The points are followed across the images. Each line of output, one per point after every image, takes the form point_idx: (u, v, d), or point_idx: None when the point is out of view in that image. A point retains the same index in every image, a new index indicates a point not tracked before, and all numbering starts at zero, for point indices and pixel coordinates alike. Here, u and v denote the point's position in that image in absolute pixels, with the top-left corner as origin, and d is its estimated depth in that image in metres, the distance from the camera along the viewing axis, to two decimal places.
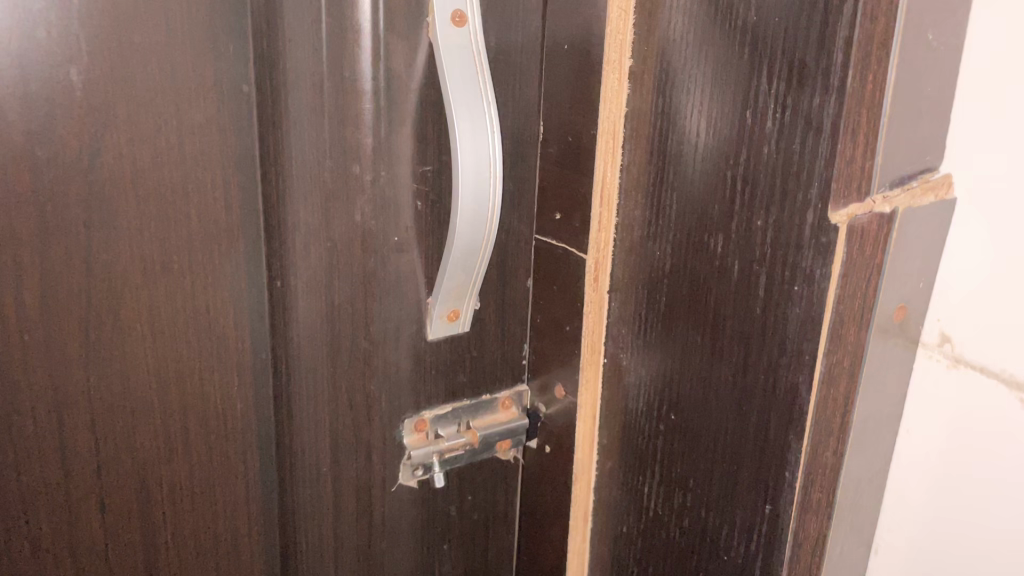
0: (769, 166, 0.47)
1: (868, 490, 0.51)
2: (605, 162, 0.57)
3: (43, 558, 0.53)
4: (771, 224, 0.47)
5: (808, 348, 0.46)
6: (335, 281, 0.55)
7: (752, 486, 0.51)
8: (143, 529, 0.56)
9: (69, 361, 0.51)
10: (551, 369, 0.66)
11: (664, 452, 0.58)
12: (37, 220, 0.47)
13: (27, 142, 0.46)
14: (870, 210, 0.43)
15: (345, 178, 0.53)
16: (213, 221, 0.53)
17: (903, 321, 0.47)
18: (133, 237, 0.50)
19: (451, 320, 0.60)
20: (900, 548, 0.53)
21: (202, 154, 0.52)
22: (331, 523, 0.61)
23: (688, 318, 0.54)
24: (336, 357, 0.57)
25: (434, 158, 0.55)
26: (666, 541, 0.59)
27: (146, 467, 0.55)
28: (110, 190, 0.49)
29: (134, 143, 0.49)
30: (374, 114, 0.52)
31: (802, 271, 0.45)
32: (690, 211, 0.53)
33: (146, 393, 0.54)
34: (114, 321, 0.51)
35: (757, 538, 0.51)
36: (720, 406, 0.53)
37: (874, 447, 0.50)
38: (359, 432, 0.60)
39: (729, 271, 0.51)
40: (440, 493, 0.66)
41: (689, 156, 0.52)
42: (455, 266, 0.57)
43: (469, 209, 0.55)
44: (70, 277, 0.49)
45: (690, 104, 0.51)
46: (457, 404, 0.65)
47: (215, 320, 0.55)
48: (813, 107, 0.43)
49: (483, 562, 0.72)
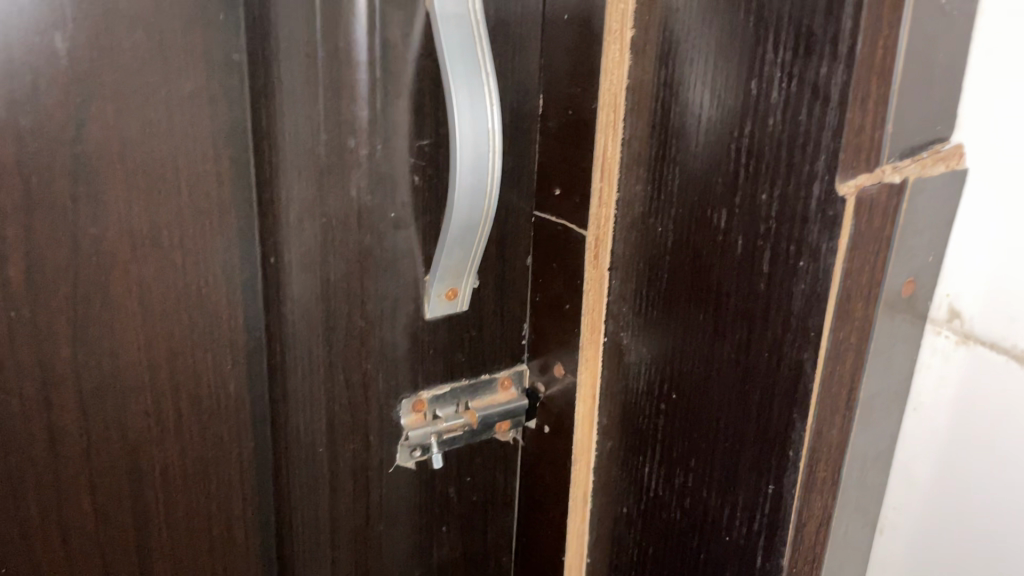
0: (774, 138, 0.45)
1: (875, 469, 0.50)
2: (606, 135, 0.56)
3: (33, 540, 0.52)
4: (776, 198, 0.46)
5: (814, 325, 0.45)
6: (330, 257, 0.54)
7: (755, 465, 0.50)
8: (135, 510, 0.55)
9: (58, 338, 0.49)
10: (550, 349, 0.65)
11: (664, 432, 0.58)
12: (22, 192, 0.46)
13: (11, 112, 0.44)
14: (880, 180, 0.42)
15: (340, 152, 0.52)
16: (203, 195, 0.52)
17: (911, 296, 0.46)
18: (121, 211, 0.49)
19: (450, 299, 0.59)
20: (904, 527, 0.52)
21: (192, 126, 0.50)
22: (328, 505, 0.60)
23: (691, 296, 0.53)
24: (332, 336, 0.56)
25: (431, 131, 0.55)
26: (667, 522, 0.59)
27: (137, 448, 0.54)
28: (98, 163, 0.48)
29: (121, 114, 0.48)
30: (369, 85, 0.51)
31: (808, 246, 0.44)
32: (693, 185, 0.51)
33: (137, 372, 0.53)
34: (104, 297, 0.50)
35: (760, 519, 0.51)
36: (722, 384, 0.52)
37: (882, 425, 0.49)
38: (355, 413, 0.59)
39: (733, 247, 0.49)
40: (438, 474, 0.65)
41: (692, 129, 0.51)
42: (453, 243, 0.56)
43: (467, 184, 0.54)
44: (58, 252, 0.48)
45: (694, 74, 0.50)
46: (455, 384, 0.64)
47: (208, 297, 0.54)
48: (821, 75, 0.42)
49: (482, 544, 0.71)
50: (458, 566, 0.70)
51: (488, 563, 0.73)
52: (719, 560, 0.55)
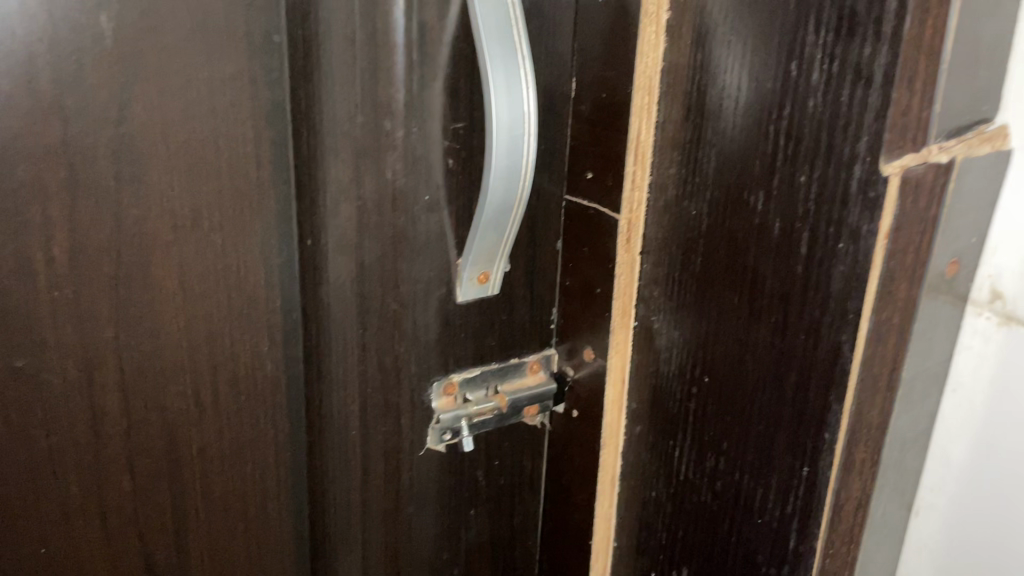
0: (814, 119, 0.45)
1: (913, 450, 0.50)
2: (640, 119, 0.56)
3: (73, 519, 0.53)
4: (816, 179, 0.46)
5: (853, 307, 0.45)
6: (366, 240, 0.54)
7: (790, 447, 0.51)
8: (172, 490, 0.56)
9: (99, 318, 0.50)
10: (580, 333, 0.65)
11: (697, 415, 0.57)
12: (66, 172, 0.46)
13: (57, 91, 0.45)
14: (926, 160, 0.42)
15: (376, 133, 0.52)
16: (243, 177, 0.52)
17: (954, 276, 0.46)
18: (163, 192, 0.49)
19: (482, 282, 0.59)
20: (941, 506, 0.52)
21: (233, 107, 0.50)
22: (360, 487, 0.61)
23: (725, 279, 0.53)
24: (365, 318, 0.56)
25: (466, 114, 0.54)
26: (697, 505, 0.59)
27: (175, 428, 0.54)
28: (140, 143, 0.48)
29: (163, 95, 0.48)
30: (406, 67, 0.50)
31: (849, 227, 0.44)
32: (730, 167, 0.51)
33: (176, 352, 0.53)
34: (144, 278, 0.50)
35: (794, 501, 0.51)
36: (757, 367, 0.52)
37: (921, 407, 0.49)
38: (388, 395, 0.59)
39: (770, 229, 0.49)
40: (467, 458, 0.66)
41: (729, 111, 0.50)
42: (486, 227, 0.56)
43: (503, 168, 0.53)
44: (100, 232, 0.48)
45: (731, 56, 0.49)
46: (486, 367, 0.64)
47: (246, 279, 0.54)
48: (864, 56, 0.42)
49: (509, 528, 0.72)
50: (486, 549, 0.70)
51: (515, 547, 0.73)
52: (752, 542, 0.55)
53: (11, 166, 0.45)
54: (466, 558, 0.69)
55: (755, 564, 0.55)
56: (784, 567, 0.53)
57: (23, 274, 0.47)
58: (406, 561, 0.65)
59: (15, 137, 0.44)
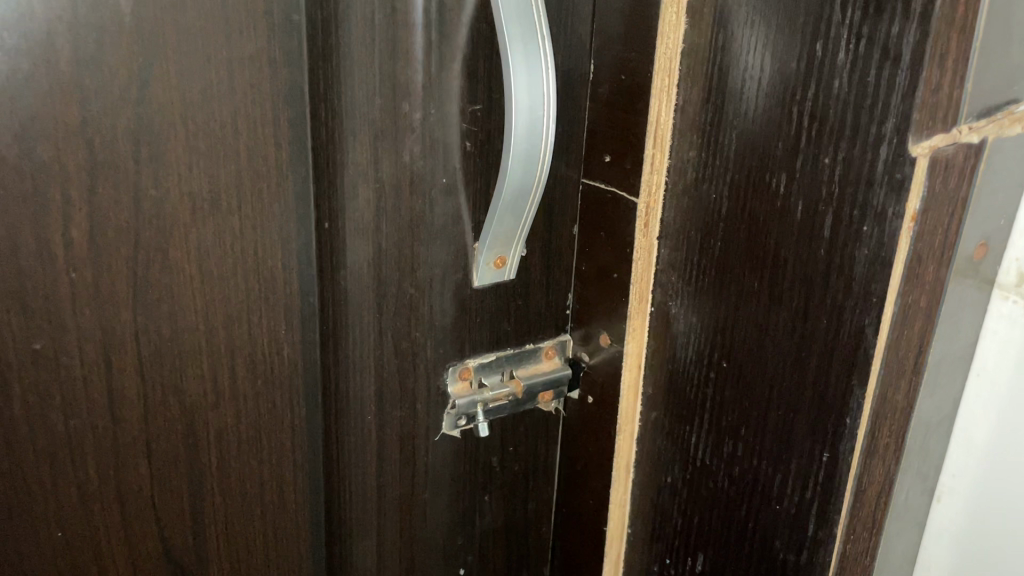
0: (840, 100, 0.45)
1: (936, 432, 0.51)
2: (660, 101, 0.55)
3: (91, 504, 0.52)
4: (840, 161, 0.45)
5: (877, 291, 0.45)
6: (384, 223, 0.54)
7: (810, 433, 0.50)
8: (189, 475, 0.56)
9: (117, 300, 0.49)
10: (595, 318, 0.65)
11: (715, 401, 0.57)
12: (85, 153, 0.46)
13: (75, 70, 0.44)
14: (956, 141, 0.42)
15: (394, 116, 0.51)
16: (261, 158, 0.52)
17: (982, 258, 0.47)
18: (182, 173, 0.49)
19: (498, 267, 0.58)
20: (961, 493, 0.55)
21: (251, 87, 0.50)
22: (375, 472, 0.61)
23: (746, 264, 0.52)
24: (382, 301, 0.56)
25: (484, 96, 0.54)
26: (713, 491, 0.59)
27: (193, 412, 0.54)
28: (159, 124, 0.47)
29: (183, 75, 0.47)
30: (425, 49, 0.50)
31: (873, 210, 0.44)
32: (751, 149, 0.50)
33: (194, 336, 0.53)
34: (163, 260, 0.50)
35: (813, 486, 0.51)
36: (777, 352, 0.52)
37: (947, 389, 0.50)
38: (404, 380, 0.59)
39: (792, 212, 0.49)
40: (482, 443, 0.65)
41: (751, 93, 0.50)
42: (503, 210, 0.55)
43: (522, 151, 0.53)
44: (118, 214, 0.48)
45: (753, 37, 0.49)
46: (501, 352, 0.63)
47: (264, 262, 0.54)
48: (892, 35, 0.41)
49: (523, 514, 0.71)
50: (499, 536, 0.70)
51: (529, 532, 0.73)
52: (769, 528, 0.55)
53: (30, 146, 0.44)
54: (480, 544, 0.69)
55: (773, 550, 0.55)
56: (803, 553, 0.52)
57: (42, 255, 0.46)
58: (419, 548, 0.65)
59: (34, 117, 0.44)
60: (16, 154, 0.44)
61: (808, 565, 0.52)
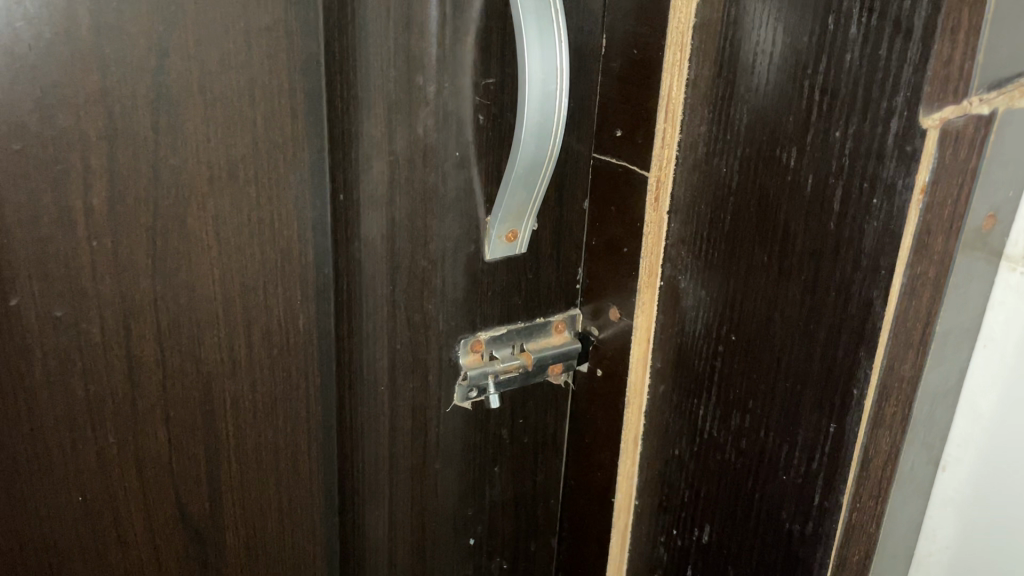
0: (851, 74, 0.45)
1: (943, 403, 0.52)
2: (672, 75, 0.55)
3: (110, 468, 0.54)
4: (851, 135, 0.46)
5: (885, 263, 0.45)
6: (397, 196, 0.55)
7: (817, 404, 0.51)
8: (206, 442, 0.57)
9: (137, 268, 0.50)
10: (605, 293, 0.65)
11: (723, 373, 0.58)
12: (105, 122, 0.46)
13: (96, 39, 0.45)
14: (967, 112, 0.42)
15: (409, 90, 0.52)
16: (278, 129, 0.52)
17: (992, 230, 0.47)
18: (200, 143, 0.50)
19: (510, 241, 0.59)
20: (967, 462, 0.56)
21: (269, 58, 0.50)
22: (388, 438, 0.62)
23: (756, 237, 0.53)
24: (396, 274, 0.57)
25: (497, 70, 0.54)
26: (721, 462, 0.59)
27: (210, 380, 0.55)
28: (177, 93, 0.48)
29: (201, 45, 0.48)
30: (439, 23, 0.51)
31: (883, 182, 0.44)
32: (762, 123, 0.51)
33: (211, 305, 0.54)
34: (181, 229, 0.51)
35: (820, 457, 0.52)
36: (785, 324, 0.52)
37: (954, 360, 0.51)
38: (417, 350, 0.60)
39: (802, 185, 0.49)
40: (493, 415, 0.66)
41: (762, 67, 0.50)
42: (516, 183, 0.56)
43: (534, 124, 0.53)
44: (138, 183, 0.49)
45: (765, 11, 0.49)
46: (512, 326, 0.64)
47: (280, 233, 0.55)
48: (905, 8, 0.41)
49: (532, 486, 0.72)
50: (509, 507, 0.71)
51: (538, 505, 0.74)
52: (776, 499, 0.55)
53: (51, 114, 0.45)
54: (489, 515, 0.70)
55: (779, 521, 0.56)
56: (809, 523, 0.53)
57: (63, 223, 0.47)
58: (430, 517, 0.67)
59: (55, 85, 0.44)
60: (38, 121, 0.45)
61: (814, 535, 0.53)
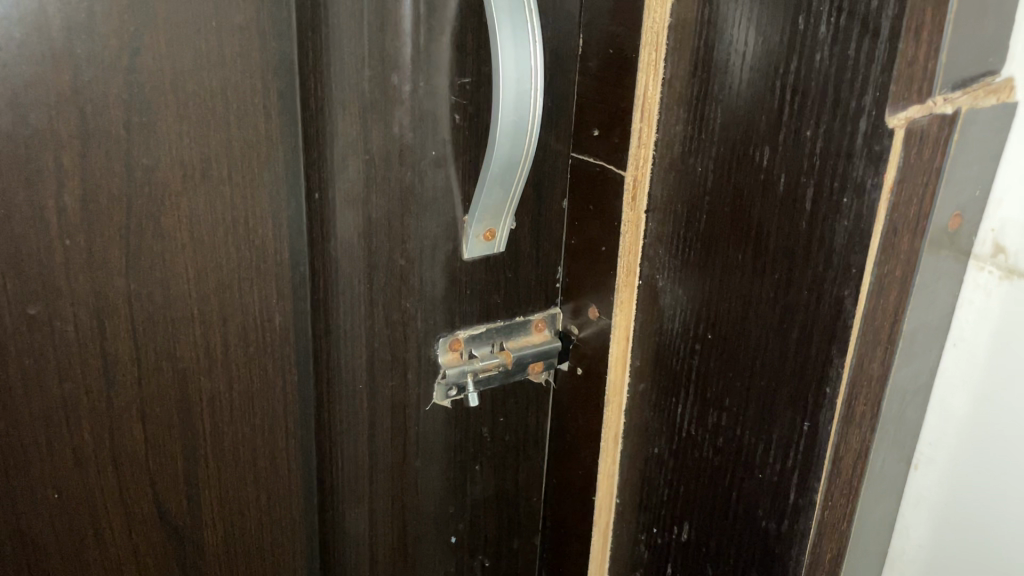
0: (821, 74, 0.45)
1: (912, 401, 0.53)
2: (647, 75, 0.56)
3: (86, 466, 0.54)
4: (821, 134, 0.46)
5: (856, 262, 0.45)
6: (373, 195, 0.55)
7: (791, 403, 0.51)
8: (183, 440, 0.57)
9: (112, 266, 0.51)
10: (584, 291, 0.65)
11: (699, 371, 0.58)
12: (78, 120, 0.47)
13: (68, 39, 0.45)
14: (930, 112, 0.42)
15: (384, 89, 0.52)
16: (252, 128, 0.52)
17: (957, 229, 0.48)
18: (173, 142, 0.50)
19: (488, 239, 0.59)
20: (939, 461, 0.56)
21: (242, 58, 0.51)
22: (367, 440, 0.62)
23: (731, 237, 0.53)
24: (373, 274, 0.57)
25: (473, 70, 0.54)
26: (699, 460, 0.60)
27: (186, 378, 0.56)
28: (150, 92, 0.48)
29: (174, 44, 0.48)
30: (413, 22, 0.51)
31: (853, 182, 0.45)
32: (736, 123, 0.51)
33: (186, 304, 0.54)
34: (155, 228, 0.51)
35: (794, 456, 0.52)
36: (760, 322, 0.52)
37: (923, 358, 0.51)
38: (396, 350, 0.60)
39: (775, 184, 0.49)
40: (473, 414, 0.67)
41: (736, 67, 0.50)
42: (493, 182, 0.56)
43: (509, 123, 0.53)
44: (111, 181, 0.49)
45: (738, 10, 0.49)
46: (491, 325, 0.64)
47: (255, 231, 0.55)
48: (872, 8, 0.41)
49: (514, 484, 0.73)
50: (490, 505, 0.72)
51: (520, 503, 0.74)
52: (753, 498, 0.56)
53: (24, 114, 0.45)
54: (471, 513, 0.70)
55: (755, 519, 0.56)
56: (784, 521, 0.53)
57: (36, 221, 0.48)
58: (411, 515, 0.67)
59: (28, 84, 0.45)
60: (10, 121, 0.45)
61: (789, 533, 0.53)
